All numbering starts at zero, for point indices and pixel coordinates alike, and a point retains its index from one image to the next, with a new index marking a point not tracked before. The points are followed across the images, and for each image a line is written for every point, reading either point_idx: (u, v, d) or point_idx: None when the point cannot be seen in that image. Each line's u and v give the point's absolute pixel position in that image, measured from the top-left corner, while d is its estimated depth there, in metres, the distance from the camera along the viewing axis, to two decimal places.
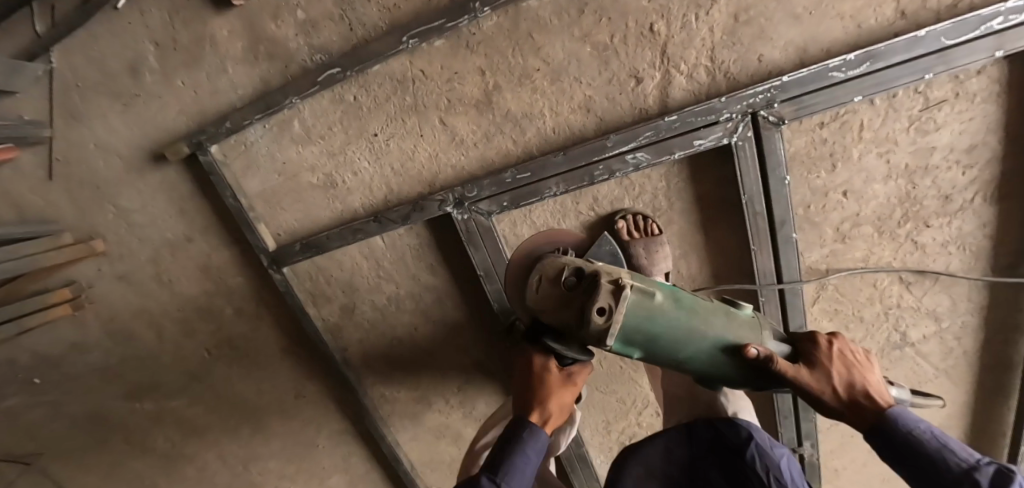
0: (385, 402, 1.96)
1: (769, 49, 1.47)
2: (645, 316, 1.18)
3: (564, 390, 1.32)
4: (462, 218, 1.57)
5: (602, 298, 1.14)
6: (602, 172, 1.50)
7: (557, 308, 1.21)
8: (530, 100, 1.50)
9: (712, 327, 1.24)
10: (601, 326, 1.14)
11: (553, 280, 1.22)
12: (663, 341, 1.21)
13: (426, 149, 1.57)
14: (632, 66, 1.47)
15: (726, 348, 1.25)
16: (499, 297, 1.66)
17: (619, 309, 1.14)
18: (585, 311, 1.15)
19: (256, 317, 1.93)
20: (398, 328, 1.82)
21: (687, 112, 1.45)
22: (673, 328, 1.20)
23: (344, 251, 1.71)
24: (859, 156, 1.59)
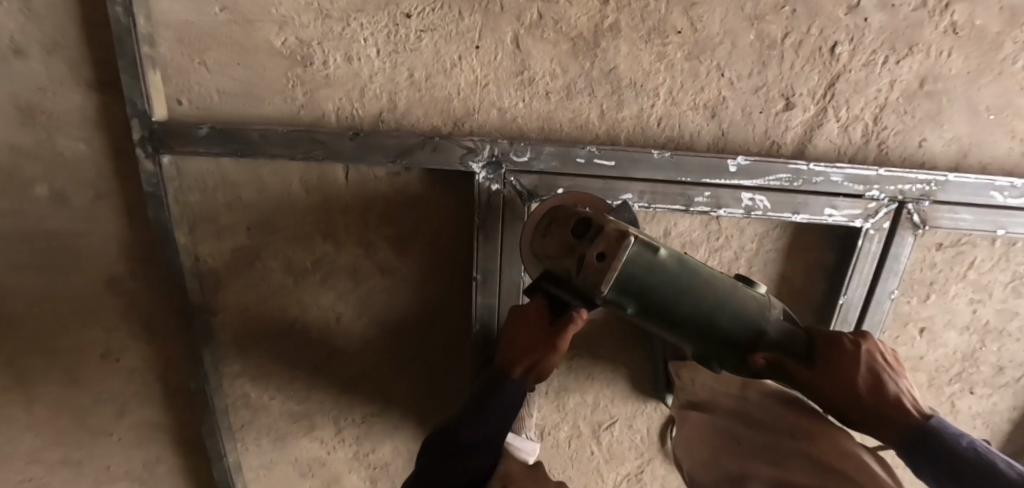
0: (246, 405, 1.29)
1: (934, 136, 1.12)
2: (649, 261, 0.85)
3: (549, 345, 0.97)
4: (485, 185, 1.00)
5: (598, 245, 0.83)
6: (703, 202, 1.03)
7: (559, 255, 0.90)
8: (649, 68, 1.03)
9: (710, 278, 0.89)
10: (593, 273, 0.83)
11: (560, 222, 0.91)
12: (643, 281, 0.85)
13: (475, 71, 1.01)
14: (789, 84, 1.06)
15: (726, 320, 0.89)
16: (483, 318, 1.09)
17: (615, 262, 0.81)
18: (582, 258, 0.85)
19: (83, 220, 1.14)
20: (313, 310, 1.19)
21: (837, 169, 1.04)
22: (660, 268, 0.86)
23: (286, 165, 1.07)
24: (952, 303, 1.23)
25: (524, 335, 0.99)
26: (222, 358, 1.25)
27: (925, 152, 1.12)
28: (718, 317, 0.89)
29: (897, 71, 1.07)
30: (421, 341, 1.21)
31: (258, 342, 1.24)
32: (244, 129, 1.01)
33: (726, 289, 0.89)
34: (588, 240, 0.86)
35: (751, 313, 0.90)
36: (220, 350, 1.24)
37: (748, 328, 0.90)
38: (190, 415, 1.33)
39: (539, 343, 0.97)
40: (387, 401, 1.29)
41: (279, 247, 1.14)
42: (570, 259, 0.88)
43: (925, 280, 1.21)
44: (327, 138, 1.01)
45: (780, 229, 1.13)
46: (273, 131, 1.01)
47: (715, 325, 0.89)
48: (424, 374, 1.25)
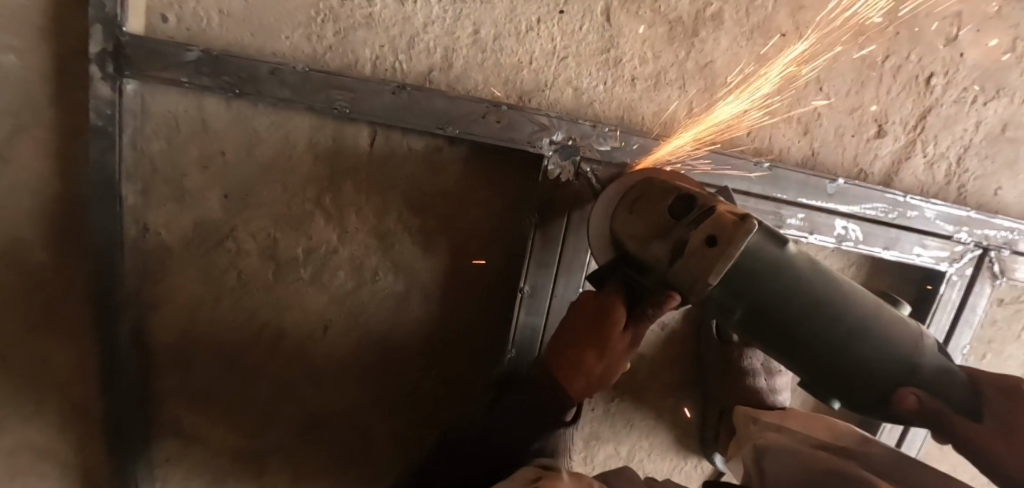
0: (176, 435, 0.98)
1: (1009, 186, 1.03)
2: (777, 261, 0.73)
3: (621, 340, 0.81)
4: (558, 173, 0.82)
5: (707, 226, 0.66)
6: (796, 225, 0.91)
7: (647, 237, 0.73)
8: (747, 70, 0.90)
9: (854, 295, 0.76)
10: (697, 261, 0.67)
11: (652, 198, 0.75)
12: (770, 285, 0.73)
13: (554, 40, 0.83)
14: (885, 109, 0.96)
15: (867, 347, 0.75)
16: (523, 341, 0.89)
17: (730, 248, 0.65)
18: (683, 243, 0.68)
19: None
20: (294, 313, 0.91)
21: (931, 207, 0.94)
22: (794, 273, 0.73)
23: (294, 119, 0.82)
24: (1005, 366, 1.10)
25: (596, 329, 0.80)
26: (153, 370, 0.93)
27: (999, 202, 1.04)
28: (856, 341, 0.75)
29: (984, 113, 0.98)
30: (428, 366, 0.95)
31: (208, 352, 0.93)
32: (251, 61, 0.77)
33: (873, 310, 0.76)
34: (691, 221, 0.69)
35: (895, 340, 0.76)
36: (152, 359, 0.92)
37: (895, 359, 0.76)
38: (91, 446, 0.98)
39: (612, 337, 0.80)
40: (368, 443, 0.99)
41: (261, 225, 0.87)
42: (664, 242, 0.71)
43: (988, 338, 1.07)
44: (361, 87, 0.78)
45: (857, 267, 1.00)
46: (289, 69, 0.77)
47: (853, 350, 0.75)
48: (423, 411, 0.98)
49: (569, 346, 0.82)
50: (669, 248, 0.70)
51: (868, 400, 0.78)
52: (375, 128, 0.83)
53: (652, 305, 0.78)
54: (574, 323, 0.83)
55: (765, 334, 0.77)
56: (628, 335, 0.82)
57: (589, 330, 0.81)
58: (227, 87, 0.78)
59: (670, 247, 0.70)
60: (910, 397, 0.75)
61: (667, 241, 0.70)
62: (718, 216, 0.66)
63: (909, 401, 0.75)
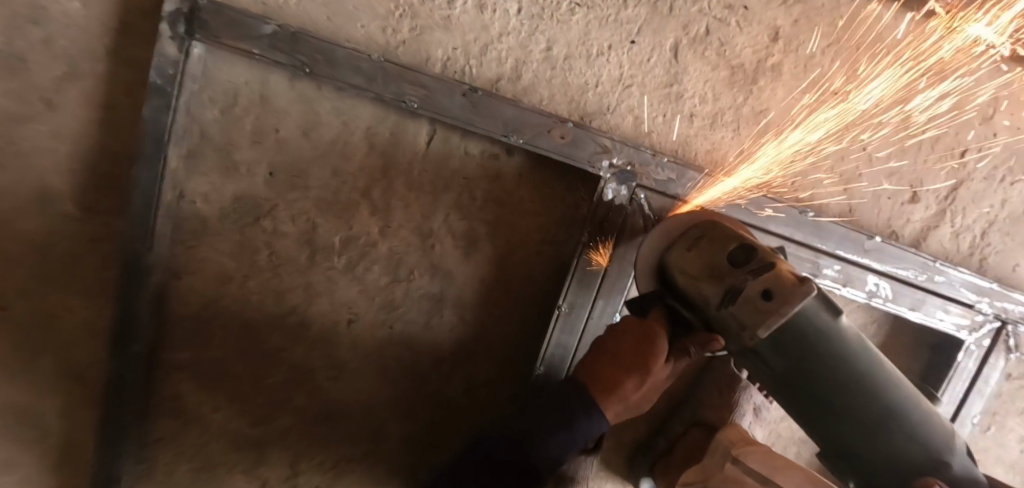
0: (176, 414, 0.94)
1: None
2: (827, 327, 0.71)
3: (661, 372, 0.77)
4: (613, 194, 0.84)
5: (765, 280, 0.68)
6: (832, 276, 0.93)
7: (700, 277, 0.73)
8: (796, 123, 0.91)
9: (895, 378, 0.73)
10: (750, 311, 0.69)
11: (711, 239, 0.74)
12: (812, 348, 0.70)
13: (621, 68, 0.85)
14: (921, 177, 0.97)
15: (901, 431, 0.70)
16: (555, 360, 0.88)
17: (786, 306, 0.67)
18: (738, 291, 0.69)
19: (50, 118, 0.82)
20: (322, 303, 0.89)
21: (958, 274, 0.98)
22: (838, 341, 0.71)
23: (354, 106, 0.83)
24: (1002, 437, 1.12)
25: (642, 356, 0.75)
26: (166, 342, 0.90)
27: (1016, 279, 1.04)
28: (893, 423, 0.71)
29: (1011, 192, 1.01)
30: (448, 372, 0.94)
31: (226, 331, 0.91)
32: (328, 44, 0.77)
33: (910, 395, 0.72)
34: (747, 270, 0.70)
35: (929, 431, 0.71)
36: (167, 330, 0.90)
37: (925, 451, 0.71)
38: (85, 415, 0.93)
39: (655, 368, 0.76)
40: (373, 445, 0.96)
41: (304, 208, 0.86)
42: (717, 286, 0.71)
43: (992, 410, 1.10)
44: (433, 85, 0.79)
45: (877, 325, 1.04)
46: (364, 57, 0.77)
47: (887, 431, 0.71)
48: (435, 418, 0.95)
49: (606, 370, 0.77)
50: (721, 292, 0.71)
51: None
52: (435, 127, 0.84)
53: (691, 342, 0.76)
54: (617, 346, 0.77)
55: (792, 399, 0.73)
56: (667, 368, 0.78)
57: (634, 357, 0.76)
58: (298, 65, 0.77)
59: (723, 292, 0.71)
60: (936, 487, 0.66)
61: (721, 285, 0.71)
62: (778, 274, 0.68)
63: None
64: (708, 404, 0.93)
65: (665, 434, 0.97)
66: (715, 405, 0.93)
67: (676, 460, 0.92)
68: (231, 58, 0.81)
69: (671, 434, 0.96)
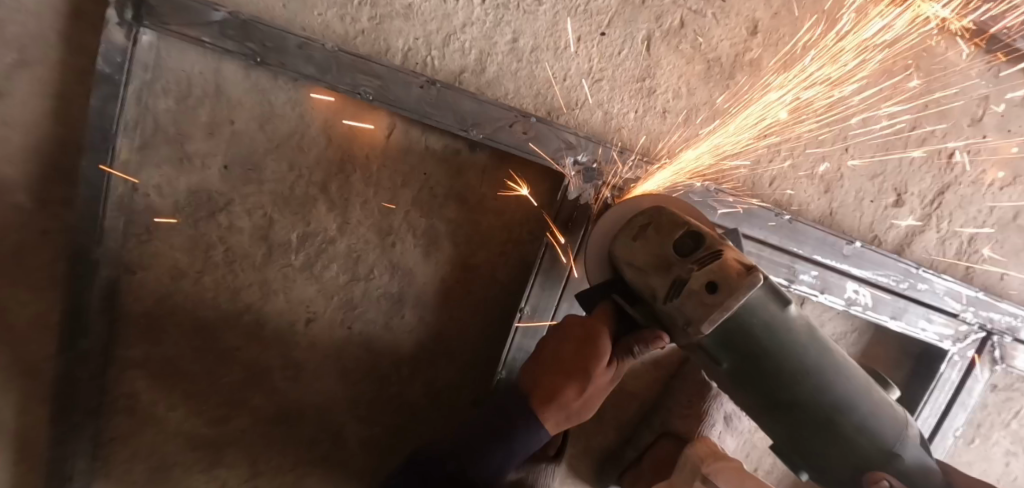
0: (131, 412, 0.90)
1: (1016, 274, 1.00)
2: (780, 323, 0.65)
3: (603, 376, 0.77)
4: (577, 190, 0.81)
5: (710, 270, 0.61)
6: (808, 282, 0.90)
7: (647, 268, 0.67)
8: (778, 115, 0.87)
9: (844, 365, 0.69)
10: (695, 305, 0.62)
11: (659, 227, 0.68)
12: (762, 346, 0.65)
13: (590, 61, 0.82)
14: (905, 180, 0.94)
15: (849, 421, 0.69)
16: (515, 365, 0.86)
17: (731, 299, 0.60)
18: (683, 282, 0.63)
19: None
20: (279, 301, 0.86)
21: (942, 281, 0.95)
22: (789, 340, 0.65)
23: (312, 97, 0.80)
24: (986, 451, 1.08)
25: (580, 360, 0.74)
26: (119, 337, 0.87)
27: (1002, 288, 1.01)
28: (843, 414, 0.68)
29: (999, 197, 0.97)
30: (411, 374, 0.91)
31: (180, 327, 0.88)
32: (280, 32, 0.74)
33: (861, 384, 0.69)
34: (694, 260, 0.64)
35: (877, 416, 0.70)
36: (119, 326, 0.87)
37: (871, 438, 0.70)
38: (33, 413, 0.88)
39: (596, 372, 0.75)
40: (334, 448, 0.93)
41: (260, 203, 0.83)
42: (663, 278, 0.65)
43: (976, 423, 1.06)
44: (389, 76, 0.76)
45: (858, 333, 1.00)
46: (317, 46, 0.74)
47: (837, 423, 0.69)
48: (396, 421, 0.92)
49: (546, 375, 0.76)
50: (667, 284, 0.65)
51: (837, 477, 0.72)
52: (395, 120, 0.81)
53: (636, 341, 0.73)
54: (556, 348, 0.76)
55: (742, 393, 0.69)
56: (610, 370, 0.77)
57: (572, 361, 0.75)
58: (249, 54, 0.75)
59: (668, 284, 0.64)
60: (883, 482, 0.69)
61: (667, 277, 0.65)
62: (725, 263, 0.61)
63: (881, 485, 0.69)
64: (678, 412, 0.91)
65: (635, 443, 0.92)
66: (685, 413, 0.91)
67: (646, 469, 0.90)
68: (182, 46, 0.77)
69: (641, 442, 0.92)
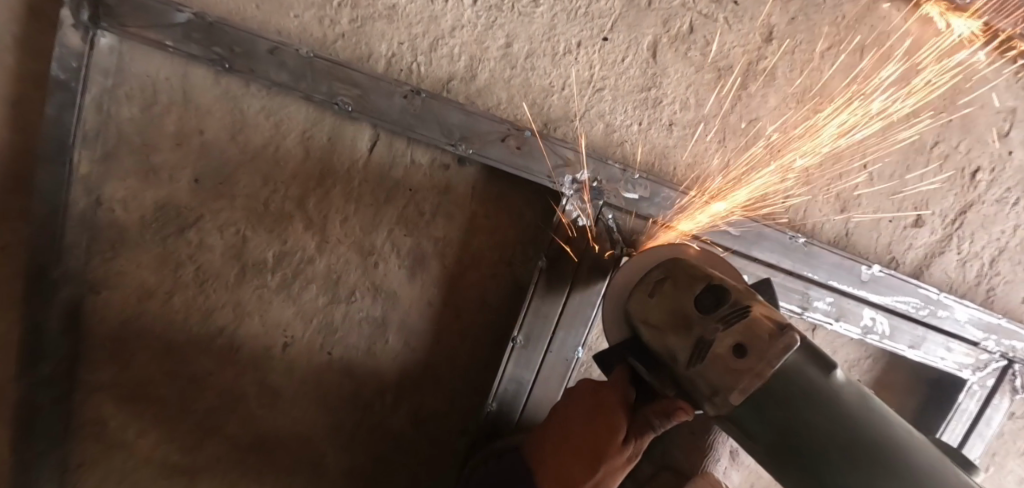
0: (98, 439, 0.84)
1: None
2: (829, 393, 0.54)
3: (620, 457, 0.64)
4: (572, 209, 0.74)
5: (737, 331, 0.54)
6: (823, 309, 0.85)
7: (666, 328, 0.61)
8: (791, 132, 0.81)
9: (939, 461, 0.53)
10: (721, 371, 0.55)
11: (676, 281, 0.62)
12: (808, 416, 0.53)
13: (591, 68, 0.75)
14: (926, 198, 0.87)
15: None
16: (507, 396, 0.80)
17: (764, 364, 0.53)
18: (707, 344, 0.56)
19: None
20: (254, 323, 0.80)
21: (964, 308, 0.89)
22: (845, 409, 0.53)
23: (288, 106, 0.73)
24: (1001, 481, 1.03)
25: (591, 434, 0.65)
26: (82, 361, 0.81)
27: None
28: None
29: None
30: (395, 401, 0.85)
31: (148, 351, 0.81)
32: (251, 36, 0.68)
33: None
34: (718, 318, 0.57)
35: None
36: (83, 348, 0.81)
37: None
38: None
39: (609, 450, 0.64)
40: (313, 477, 0.88)
41: (232, 219, 0.77)
42: (683, 338, 0.59)
43: (992, 452, 1.01)
44: (370, 85, 0.70)
45: (871, 359, 0.94)
46: (290, 50, 0.68)
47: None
48: (379, 450, 0.87)
49: (553, 451, 0.68)
50: (688, 347, 0.58)
51: None
52: (378, 132, 0.74)
53: (655, 414, 0.62)
54: (565, 426, 0.68)
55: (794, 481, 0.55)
56: (627, 449, 0.65)
57: (583, 437, 0.66)
58: (217, 59, 0.69)
59: (690, 348, 0.58)
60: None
61: (687, 338, 0.58)
62: (755, 320, 0.54)
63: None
64: (679, 445, 0.85)
65: (634, 476, 0.87)
66: (688, 448, 0.84)
67: None
68: (146, 49, 0.71)
69: (639, 476, 0.86)
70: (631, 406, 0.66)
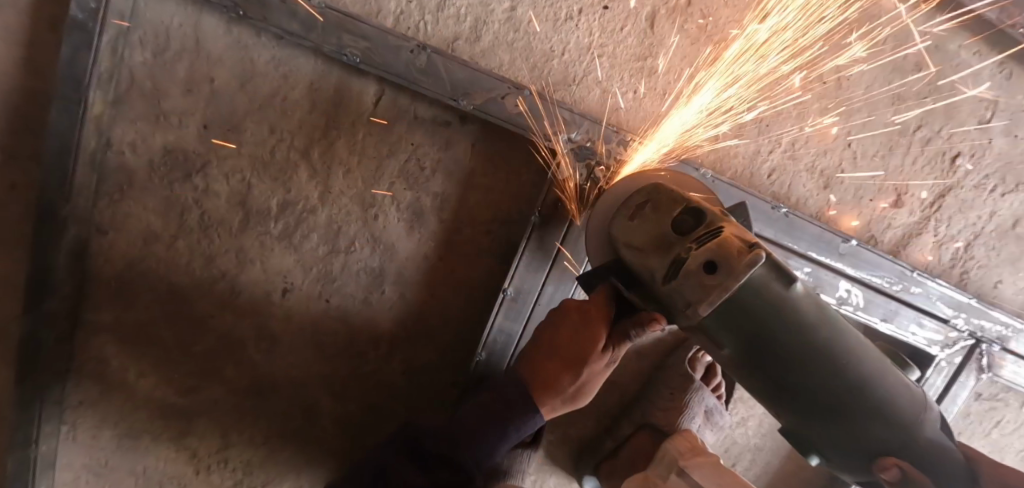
0: (99, 377, 0.86)
1: (1010, 283, 0.98)
2: (783, 300, 0.59)
3: (600, 360, 0.75)
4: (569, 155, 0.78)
5: (709, 248, 0.58)
6: (801, 278, 0.89)
7: (645, 248, 0.64)
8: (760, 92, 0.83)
9: (854, 337, 0.63)
10: (694, 285, 0.58)
11: (656, 206, 0.65)
12: (772, 331, 0.60)
13: (591, 35, 0.79)
14: (906, 179, 0.91)
15: (871, 395, 0.62)
16: (496, 346, 0.83)
17: (731, 280, 0.56)
18: (682, 261, 0.59)
19: None
20: (255, 270, 0.83)
21: (937, 287, 0.94)
22: (800, 311, 0.60)
23: (298, 58, 0.76)
24: None
25: (578, 345, 0.74)
26: (87, 299, 0.83)
27: (995, 296, 0.99)
28: (874, 426, 0.62)
29: (1000, 204, 0.95)
30: (389, 352, 0.88)
31: (152, 293, 0.84)
32: None
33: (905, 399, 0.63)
34: (694, 238, 0.61)
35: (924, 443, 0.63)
36: (89, 288, 0.83)
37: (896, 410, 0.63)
38: None
39: (592, 358, 0.74)
40: (305, 422, 0.91)
41: (238, 166, 0.79)
42: (661, 258, 0.62)
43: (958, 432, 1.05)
44: (377, 38, 0.72)
45: None
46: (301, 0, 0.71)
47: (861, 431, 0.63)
48: (371, 397, 0.90)
49: (542, 361, 0.77)
50: (665, 265, 0.61)
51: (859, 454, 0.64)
52: (383, 87, 0.77)
53: (633, 325, 0.69)
54: (553, 335, 0.76)
55: (748, 366, 0.62)
56: (607, 354, 0.75)
57: (569, 347, 0.75)
58: (230, 7, 0.72)
59: (667, 265, 0.61)
60: (893, 470, 0.63)
61: (666, 257, 0.61)
62: (724, 240, 0.58)
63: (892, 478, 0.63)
64: (659, 404, 0.90)
65: (615, 433, 0.93)
66: (665, 406, 0.90)
67: (622, 460, 0.90)
68: None
69: (620, 433, 0.92)
70: (612, 318, 0.72)
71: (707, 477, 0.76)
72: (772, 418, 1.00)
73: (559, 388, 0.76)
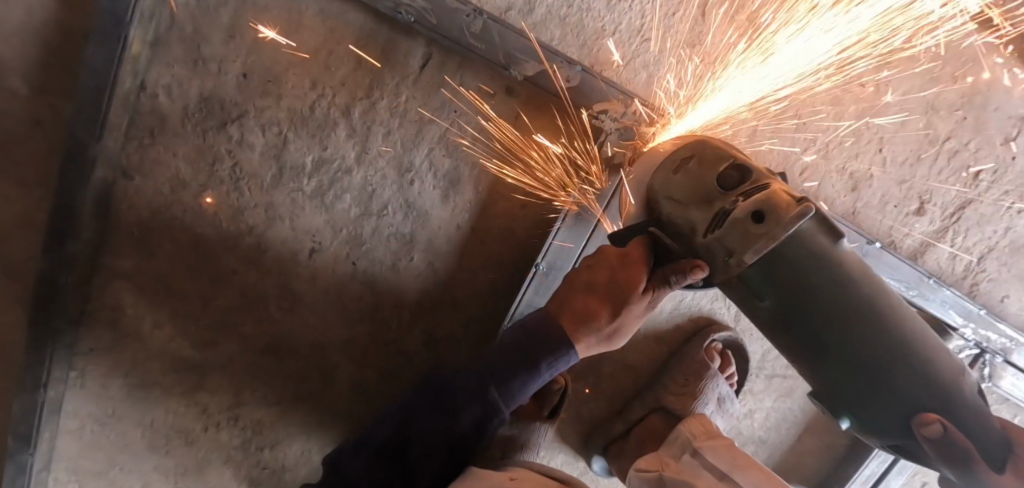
0: (113, 325, 0.84)
1: (1017, 299, 1.01)
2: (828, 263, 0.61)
3: (640, 301, 0.73)
4: (611, 129, 0.79)
5: (757, 200, 0.59)
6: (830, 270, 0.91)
7: (686, 201, 0.65)
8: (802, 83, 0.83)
9: (887, 293, 0.63)
10: (738, 236, 0.60)
11: (701, 158, 0.65)
12: (814, 277, 0.60)
13: (642, 18, 0.79)
14: (931, 188, 0.92)
15: (906, 350, 0.62)
16: (523, 320, 0.86)
17: (779, 229, 0.58)
18: (727, 214, 0.61)
19: None
20: (283, 228, 0.82)
21: (950, 296, 0.96)
22: (841, 270, 0.61)
23: (346, 15, 0.75)
24: None
25: (615, 285, 0.72)
26: (107, 245, 0.80)
27: (1001, 311, 1.01)
28: (910, 381, 0.62)
29: (1017, 220, 0.96)
30: (412, 320, 0.89)
31: (174, 243, 0.81)
32: None
33: (941, 358, 0.63)
34: (738, 193, 0.61)
35: (962, 407, 0.62)
36: (108, 234, 0.79)
37: (933, 370, 0.62)
38: (7, 311, 0.82)
39: (630, 298, 0.72)
40: (320, 384, 0.91)
41: (276, 119, 0.78)
42: (703, 211, 0.63)
43: None
44: None
45: None
46: None
47: (897, 386, 0.62)
48: (388, 362, 0.90)
49: (579, 296, 0.75)
50: (708, 217, 0.63)
51: (896, 414, 0.64)
52: (431, 52, 0.77)
53: (673, 270, 0.66)
54: (592, 272, 0.75)
55: (781, 314, 0.63)
56: (647, 296, 0.72)
57: (606, 284, 0.73)
58: None
59: (710, 217, 0.62)
60: (936, 425, 0.61)
61: (708, 210, 0.63)
62: (772, 194, 0.59)
63: (934, 435, 0.61)
64: (673, 389, 0.92)
65: (626, 416, 0.94)
66: (679, 392, 0.92)
67: (631, 443, 0.91)
68: None
69: (631, 416, 0.94)
70: (652, 263, 0.71)
71: (718, 456, 0.75)
72: (778, 410, 1.02)
73: (590, 329, 0.74)
